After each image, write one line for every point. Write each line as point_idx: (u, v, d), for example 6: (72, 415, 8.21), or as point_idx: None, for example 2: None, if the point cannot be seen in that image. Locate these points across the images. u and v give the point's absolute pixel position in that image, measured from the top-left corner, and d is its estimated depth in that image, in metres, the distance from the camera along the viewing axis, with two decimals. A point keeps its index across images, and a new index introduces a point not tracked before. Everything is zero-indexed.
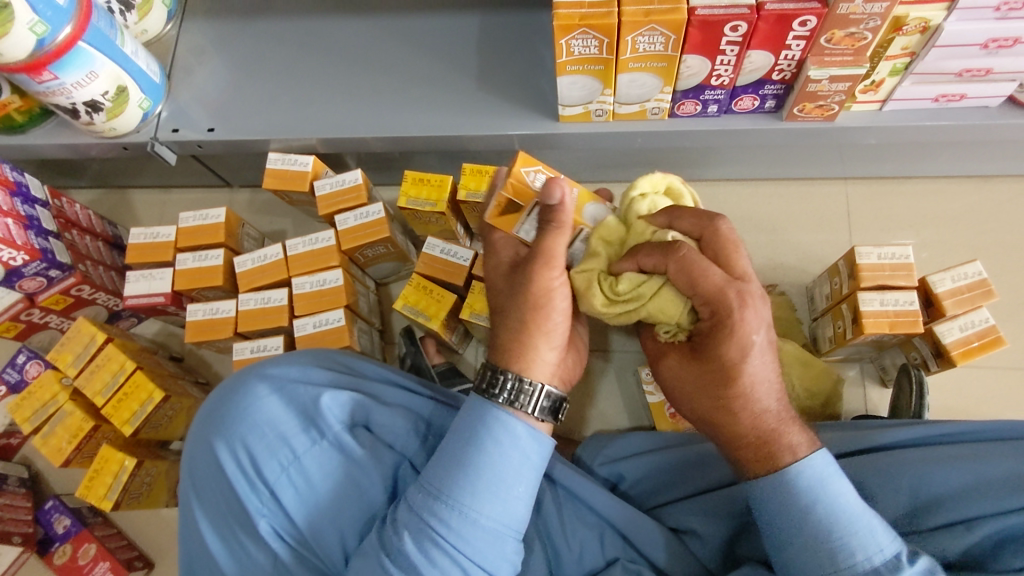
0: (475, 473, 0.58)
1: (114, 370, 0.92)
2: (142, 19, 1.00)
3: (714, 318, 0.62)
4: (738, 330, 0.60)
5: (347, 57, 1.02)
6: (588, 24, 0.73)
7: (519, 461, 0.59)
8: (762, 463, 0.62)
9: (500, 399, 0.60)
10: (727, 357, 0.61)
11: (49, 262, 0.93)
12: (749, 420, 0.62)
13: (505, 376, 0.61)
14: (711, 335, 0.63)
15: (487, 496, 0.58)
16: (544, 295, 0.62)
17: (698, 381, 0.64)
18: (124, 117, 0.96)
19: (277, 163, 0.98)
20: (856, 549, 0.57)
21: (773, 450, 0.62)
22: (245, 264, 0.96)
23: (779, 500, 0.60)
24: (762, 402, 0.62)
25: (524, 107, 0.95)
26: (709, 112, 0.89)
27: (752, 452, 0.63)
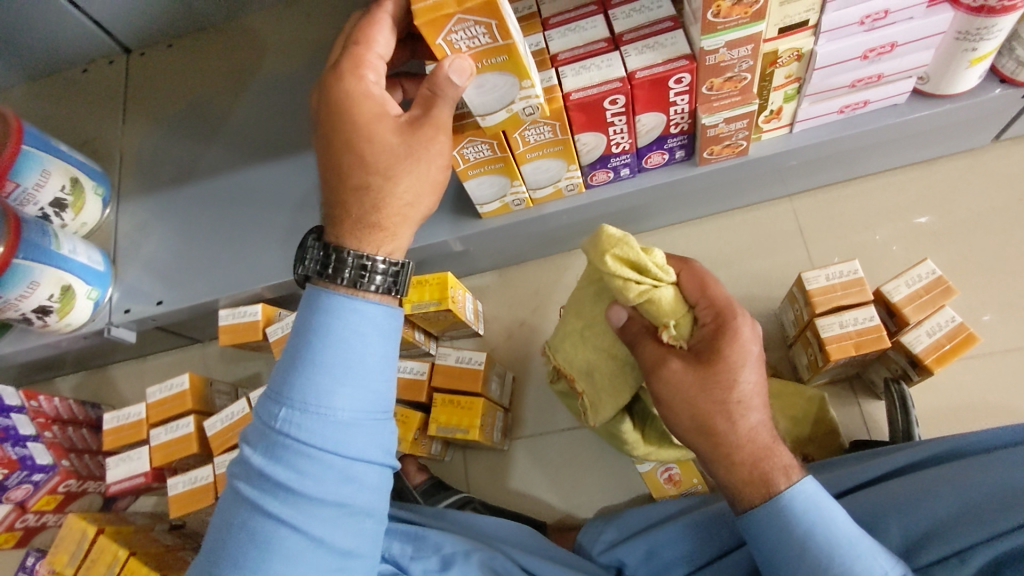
0: (313, 356, 0.56)
1: (108, 561, 0.93)
2: (78, 214, 1.05)
3: (716, 323, 0.68)
4: (738, 336, 0.66)
5: (275, 201, 1.05)
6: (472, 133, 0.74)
7: (366, 333, 0.58)
8: (755, 488, 0.62)
9: (342, 282, 0.58)
10: (728, 361, 0.65)
11: (30, 468, 0.97)
12: (743, 437, 0.63)
13: (346, 255, 0.59)
14: (711, 344, 0.67)
15: (332, 402, 0.56)
16: (412, 153, 0.61)
17: (689, 400, 0.65)
18: (76, 312, 1.00)
19: (228, 319, 1.00)
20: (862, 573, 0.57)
21: (767, 470, 0.62)
22: (215, 426, 0.97)
23: (777, 527, 0.60)
24: (748, 421, 0.64)
25: (448, 210, 0.96)
26: (623, 176, 0.90)
27: (741, 476, 0.63)
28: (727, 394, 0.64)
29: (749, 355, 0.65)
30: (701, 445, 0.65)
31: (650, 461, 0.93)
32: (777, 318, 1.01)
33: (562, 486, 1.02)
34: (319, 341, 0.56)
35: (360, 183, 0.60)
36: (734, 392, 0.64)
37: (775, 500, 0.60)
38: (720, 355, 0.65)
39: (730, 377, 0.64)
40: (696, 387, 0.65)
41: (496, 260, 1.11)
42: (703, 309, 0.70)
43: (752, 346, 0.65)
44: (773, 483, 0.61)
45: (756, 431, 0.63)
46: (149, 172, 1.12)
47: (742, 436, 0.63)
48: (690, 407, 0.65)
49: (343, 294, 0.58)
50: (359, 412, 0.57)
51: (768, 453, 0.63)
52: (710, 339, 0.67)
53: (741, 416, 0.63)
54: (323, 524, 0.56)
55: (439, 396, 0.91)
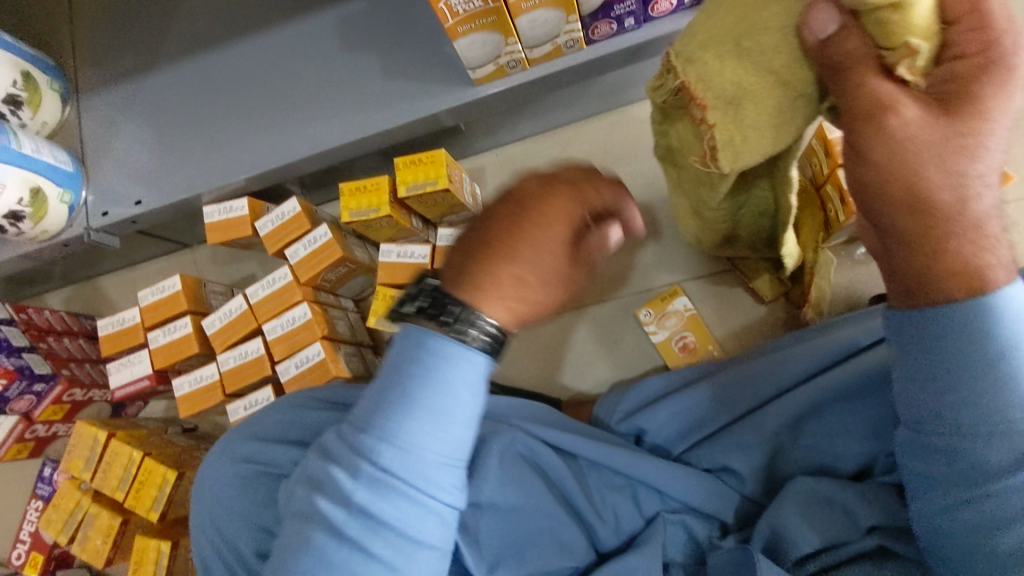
0: (411, 392, 0.48)
1: (124, 464, 0.93)
2: (36, 112, 0.96)
3: (953, 77, 0.42)
4: (976, 97, 0.41)
5: (249, 84, 0.96)
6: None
7: (473, 381, 0.49)
8: (911, 291, 0.47)
9: (443, 330, 0.49)
10: (952, 123, 0.41)
11: (29, 378, 0.93)
12: (946, 232, 0.43)
13: (452, 308, 0.49)
14: (947, 98, 0.42)
15: (423, 443, 0.47)
16: (554, 248, 0.50)
17: (942, 155, 0.41)
18: (51, 216, 0.94)
19: (214, 215, 0.95)
20: None
21: (942, 284, 0.45)
22: (215, 324, 0.94)
23: (966, 335, 0.45)
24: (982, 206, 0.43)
25: (441, 81, 0.88)
26: (628, 27, 0.82)
27: (943, 266, 0.44)
28: (961, 162, 0.41)
29: (1008, 111, 0.41)
30: (892, 239, 0.45)
31: (664, 330, 0.95)
32: None
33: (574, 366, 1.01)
34: (421, 377, 0.48)
35: (488, 263, 0.50)
36: (924, 188, 0.42)
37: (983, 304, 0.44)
38: (982, 104, 0.41)
39: (929, 158, 0.41)
40: (927, 151, 0.41)
41: (492, 136, 1.05)
42: (963, 32, 0.41)
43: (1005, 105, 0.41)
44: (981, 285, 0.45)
45: (988, 219, 0.43)
46: (108, 62, 1.02)
47: (968, 226, 0.43)
48: (906, 175, 0.42)
49: (451, 340, 0.48)
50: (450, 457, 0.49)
51: (983, 247, 0.44)
52: (954, 91, 0.41)
53: (979, 196, 0.42)
54: (397, 556, 0.47)
55: None
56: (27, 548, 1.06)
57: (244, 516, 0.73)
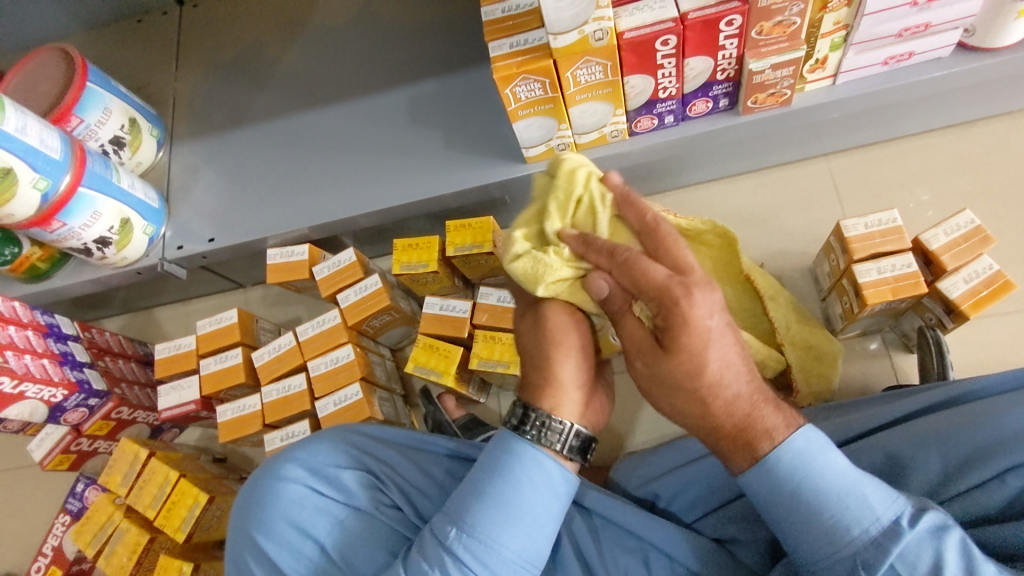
0: (498, 494, 0.61)
1: (160, 482, 0.97)
2: (134, 153, 1.09)
3: (660, 311, 0.56)
4: (690, 319, 0.54)
5: (322, 146, 1.08)
6: (525, 70, 0.77)
7: (545, 485, 0.62)
8: (741, 454, 0.57)
9: (528, 435, 0.63)
10: (687, 351, 0.55)
11: (87, 392, 1.00)
12: (723, 411, 0.56)
13: (533, 416, 0.63)
14: (664, 330, 0.56)
15: (504, 540, 0.60)
16: (553, 344, 0.65)
17: (664, 377, 0.58)
18: (133, 246, 1.04)
19: (277, 257, 1.02)
20: (851, 523, 0.52)
21: (751, 437, 0.56)
22: (263, 357, 1.01)
23: (765, 484, 0.55)
24: (728, 391, 0.56)
25: (495, 157, 0.99)
26: (667, 123, 0.92)
27: (754, 429, 0.56)
28: (698, 382, 0.56)
29: (709, 334, 0.55)
30: (686, 407, 0.58)
31: None
32: (811, 273, 1.02)
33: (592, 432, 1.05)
34: (501, 477, 0.62)
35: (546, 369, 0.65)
36: (702, 376, 0.56)
37: (764, 461, 0.55)
38: (678, 344, 0.55)
39: (699, 350, 0.55)
40: (664, 379, 0.58)
41: None
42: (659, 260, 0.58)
43: (709, 321, 0.54)
44: (759, 448, 0.56)
45: (735, 403, 0.56)
46: (201, 116, 1.15)
47: (726, 410, 0.56)
48: (696, 378, 0.56)
49: (529, 446, 0.62)
50: (524, 556, 0.61)
51: (753, 420, 0.56)
52: (664, 321, 0.55)
53: (741, 393, 0.56)
54: None
55: (481, 332, 0.94)
56: (46, 562, 1.08)
57: (276, 530, 0.72)
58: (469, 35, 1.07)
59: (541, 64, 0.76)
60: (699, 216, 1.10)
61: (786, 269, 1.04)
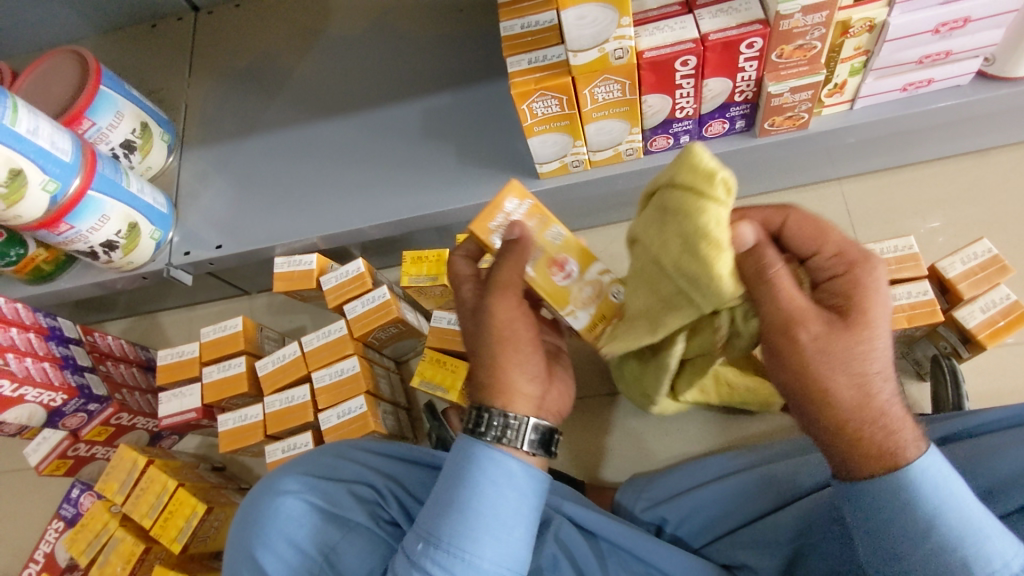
0: (460, 503, 0.58)
1: (158, 491, 0.96)
2: (145, 157, 1.09)
3: (846, 271, 0.54)
4: (866, 295, 0.52)
5: (333, 155, 1.07)
6: (543, 87, 0.76)
7: (510, 486, 0.59)
8: (878, 460, 0.51)
9: (488, 438, 0.60)
10: (853, 329, 0.51)
11: (87, 397, 0.98)
12: (855, 408, 0.51)
13: (493, 417, 0.60)
14: (843, 297, 0.53)
15: (473, 548, 0.57)
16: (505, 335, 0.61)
17: (838, 355, 0.51)
18: (139, 250, 1.03)
19: (284, 266, 1.01)
20: (989, 560, 0.49)
21: (895, 443, 0.51)
22: (267, 367, 1.00)
23: (892, 513, 0.51)
24: (876, 386, 0.51)
25: (508, 171, 0.98)
26: (682, 143, 0.92)
27: (859, 448, 0.51)
28: (864, 364, 0.50)
29: (883, 311, 0.52)
30: (820, 419, 0.53)
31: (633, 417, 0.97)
32: None
33: (597, 452, 1.03)
34: (467, 487, 0.59)
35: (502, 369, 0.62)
36: (868, 360, 0.51)
37: (900, 478, 0.50)
38: (863, 313, 0.51)
39: (871, 328, 0.51)
40: (830, 361, 0.51)
41: None
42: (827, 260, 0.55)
43: (885, 296, 0.52)
44: (903, 453, 0.51)
45: (885, 402, 0.51)
46: (213, 122, 1.15)
47: (877, 405, 0.51)
48: (827, 371, 0.51)
49: (493, 450, 0.60)
50: (503, 563, 0.57)
51: (898, 427, 0.51)
52: (844, 292, 0.53)
53: (877, 391, 0.51)
54: None
55: None
56: (37, 569, 1.06)
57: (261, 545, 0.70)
58: (485, 50, 1.07)
59: (559, 81, 0.76)
60: None
61: None
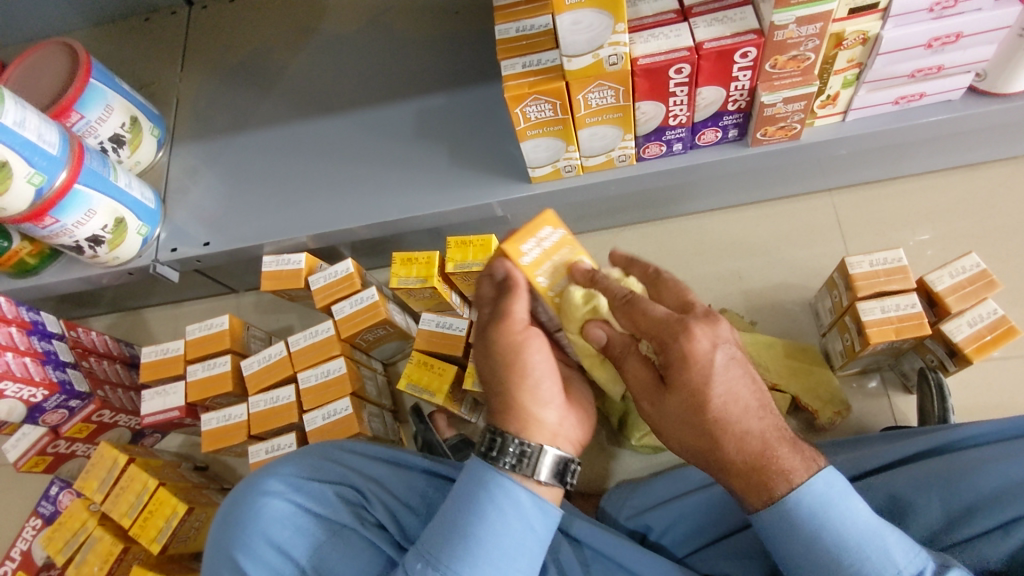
0: (468, 530, 0.58)
1: (138, 490, 0.94)
2: (134, 151, 1.08)
3: (663, 351, 0.55)
4: (690, 355, 0.53)
5: (324, 154, 1.06)
6: (537, 91, 0.76)
7: (518, 515, 0.59)
8: (755, 493, 0.56)
9: (502, 463, 0.59)
10: (689, 382, 0.54)
11: (68, 393, 0.97)
12: (734, 446, 0.55)
13: (510, 441, 0.59)
14: (668, 367, 0.55)
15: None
16: (514, 353, 0.60)
17: (674, 421, 0.56)
18: (125, 246, 1.02)
19: (272, 265, 1.00)
20: (874, 575, 0.52)
21: (766, 478, 0.55)
22: (252, 366, 0.99)
23: (782, 529, 0.55)
24: (741, 426, 0.55)
25: (501, 175, 0.98)
26: (675, 151, 0.92)
27: (757, 474, 0.55)
28: (699, 419, 0.55)
29: (711, 369, 0.53)
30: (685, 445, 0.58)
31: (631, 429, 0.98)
32: (812, 307, 1.01)
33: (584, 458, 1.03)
34: (472, 512, 0.58)
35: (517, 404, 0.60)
36: (708, 409, 0.54)
37: (778, 504, 0.54)
38: (681, 380, 0.54)
39: (701, 385, 0.54)
40: (670, 418, 0.56)
41: None
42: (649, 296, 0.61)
43: (713, 355, 0.53)
44: (774, 489, 0.55)
45: (749, 438, 0.55)
46: (204, 118, 1.14)
47: (737, 445, 0.55)
48: (707, 420, 0.54)
49: (503, 476, 0.59)
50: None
51: (773, 455, 0.55)
52: (665, 363, 0.55)
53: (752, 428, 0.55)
54: None
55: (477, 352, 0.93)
56: (13, 567, 1.04)
57: (244, 546, 0.69)
58: (480, 53, 1.06)
59: (552, 85, 0.76)
60: (702, 244, 1.09)
61: (787, 303, 1.03)
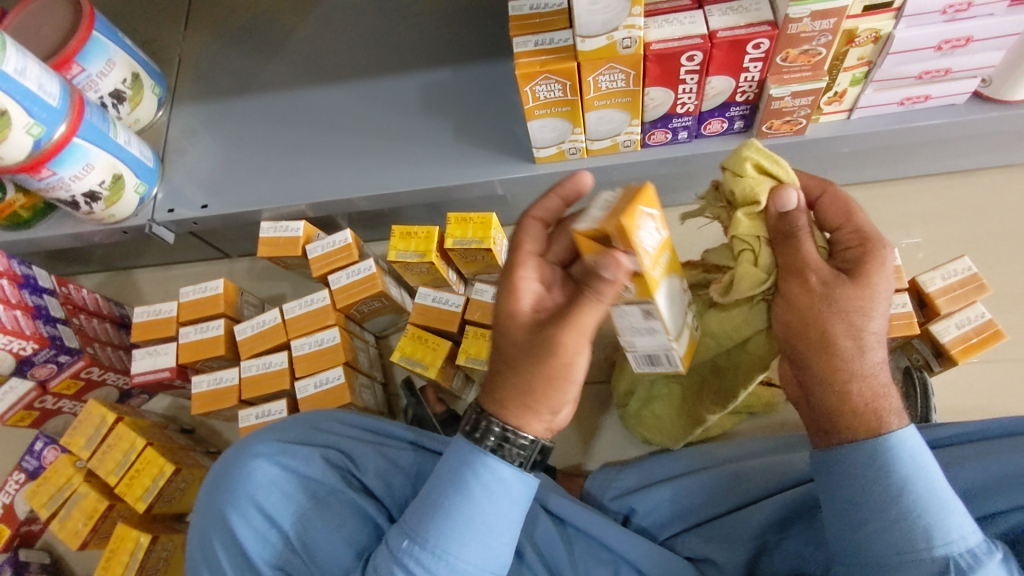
0: (452, 508, 0.57)
1: (125, 448, 0.94)
2: (134, 109, 1.06)
3: (863, 246, 0.57)
4: (887, 258, 0.56)
5: (326, 122, 1.05)
6: (637, 195, 0.53)
7: (500, 493, 0.58)
8: (868, 425, 0.55)
9: (487, 445, 0.58)
10: (866, 287, 0.55)
11: (58, 348, 0.96)
12: (862, 374, 0.56)
13: (493, 423, 0.57)
14: (855, 263, 0.57)
15: (464, 553, 0.57)
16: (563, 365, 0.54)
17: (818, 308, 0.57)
18: (122, 204, 1.00)
19: (269, 231, 1.00)
20: (942, 531, 0.51)
21: (879, 411, 0.56)
22: (245, 331, 0.98)
23: (872, 470, 0.54)
24: (875, 356, 0.56)
25: (505, 154, 0.97)
26: (680, 139, 0.92)
27: (863, 415, 0.56)
28: (863, 320, 0.55)
29: (889, 279, 0.56)
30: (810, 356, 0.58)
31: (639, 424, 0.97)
32: None
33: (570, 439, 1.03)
34: (456, 491, 0.58)
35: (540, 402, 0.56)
36: (870, 320, 0.56)
37: (883, 441, 0.54)
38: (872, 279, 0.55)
39: (874, 296, 0.56)
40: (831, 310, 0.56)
41: None
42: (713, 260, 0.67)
43: (892, 270, 0.56)
44: (886, 421, 0.55)
45: (881, 366, 0.56)
46: (206, 80, 1.12)
47: (867, 368, 0.56)
48: (839, 331, 0.56)
49: (485, 461, 0.57)
50: (482, 564, 0.58)
51: (881, 394, 0.56)
52: (856, 261, 0.57)
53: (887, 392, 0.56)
54: None
55: (471, 329, 0.93)
56: None
57: (235, 509, 0.69)
58: (489, 30, 1.06)
59: (648, 191, 0.54)
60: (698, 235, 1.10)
61: None
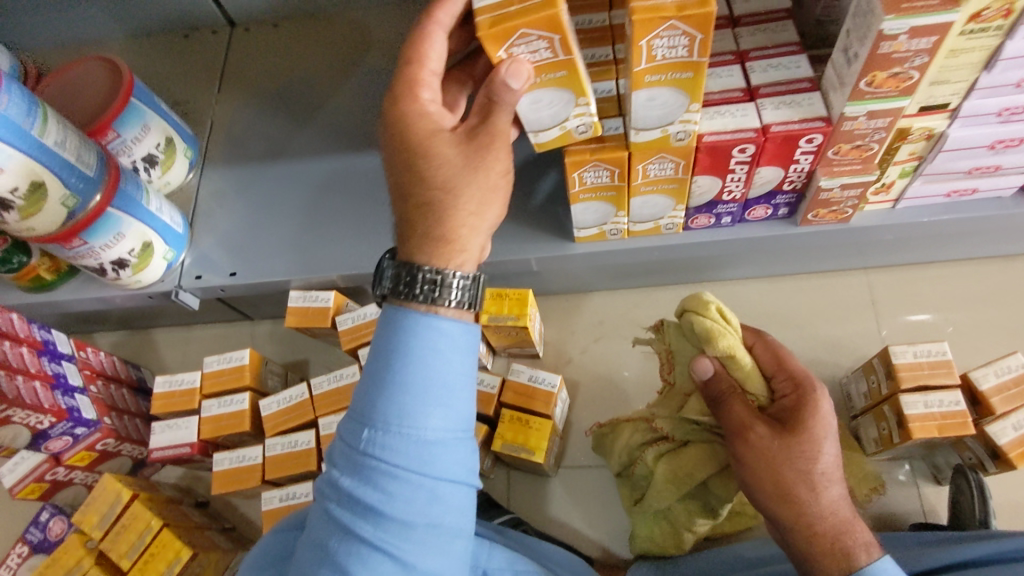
0: (401, 340, 0.56)
1: (139, 530, 0.90)
2: (165, 172, 1.05)
3: (797, 393, 0.73)
4: (816, 411, 0.70)
5: (359, 191, 1.04)
6: (525, 23, 0.56)
7: (446, 346, 0.57)
8: (836, 559, 0.64)
9: (420, 297, 0.58)
10: (811, 429, 0.69)
11: (75, 421, 0.93)
12: (825, 511, 0.66)
13: (419, 272, 0.58)
14: (792, 412, 0.72)
15: (426, 421, 0.55)
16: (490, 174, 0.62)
17: (783, 453, 0.68)
18: (149, 271, 0.98)
19: (300, 301, 0.99)
20: None
21: (847, 546, 0.64)
22: (271, 407, 0.95)
23: None
24: (830, 495, 0.67)
25: (542, 231, 0.96)
26: (723, 224, 0.91)
27: (839, 547, 0.64)
28: (810, 465, 0.67)
29: (828, 430, 0.69)
30: (765, 492, 0.68)
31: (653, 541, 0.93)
32: (842, 388, 1.00)
33: (601, 523, 1.00)
34: (403, 340, 0.56)
35: (425, 201, 0.61)
36: (818, 465, 0.67)
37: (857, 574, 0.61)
38: (805, 425, 0.69)
39: (817, 442, 0.68)
40: (782, 455, 0.68)
41: (567, 283, 1.10)
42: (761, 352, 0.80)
43: (829, 422, 0.70)
44: (856, 558, 0.63)
45: (837, 505, 0.66)
46: (238, 143, 1.12)
47: (823, 509, 0.66)
48: (795, 470, 0.67)
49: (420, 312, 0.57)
50: (445, 424, 0.57)
51: (848, 527, 0.65)
52: (791, 409, 0.72)
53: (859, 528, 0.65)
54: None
55: (507, 412, 0.90)
56: None
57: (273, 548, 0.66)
58: None
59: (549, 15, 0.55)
60: (732, 311, 1.08)
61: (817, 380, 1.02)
